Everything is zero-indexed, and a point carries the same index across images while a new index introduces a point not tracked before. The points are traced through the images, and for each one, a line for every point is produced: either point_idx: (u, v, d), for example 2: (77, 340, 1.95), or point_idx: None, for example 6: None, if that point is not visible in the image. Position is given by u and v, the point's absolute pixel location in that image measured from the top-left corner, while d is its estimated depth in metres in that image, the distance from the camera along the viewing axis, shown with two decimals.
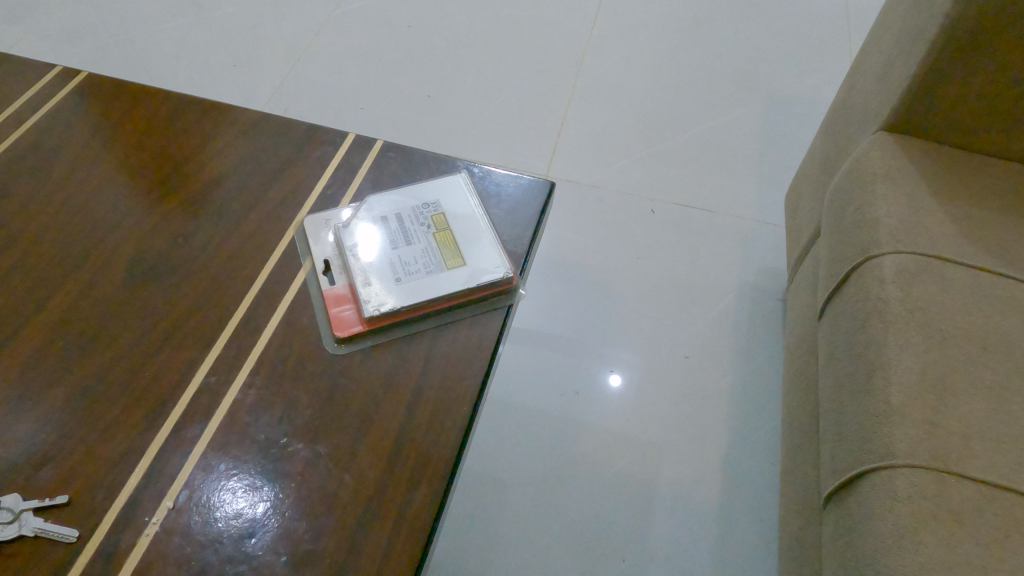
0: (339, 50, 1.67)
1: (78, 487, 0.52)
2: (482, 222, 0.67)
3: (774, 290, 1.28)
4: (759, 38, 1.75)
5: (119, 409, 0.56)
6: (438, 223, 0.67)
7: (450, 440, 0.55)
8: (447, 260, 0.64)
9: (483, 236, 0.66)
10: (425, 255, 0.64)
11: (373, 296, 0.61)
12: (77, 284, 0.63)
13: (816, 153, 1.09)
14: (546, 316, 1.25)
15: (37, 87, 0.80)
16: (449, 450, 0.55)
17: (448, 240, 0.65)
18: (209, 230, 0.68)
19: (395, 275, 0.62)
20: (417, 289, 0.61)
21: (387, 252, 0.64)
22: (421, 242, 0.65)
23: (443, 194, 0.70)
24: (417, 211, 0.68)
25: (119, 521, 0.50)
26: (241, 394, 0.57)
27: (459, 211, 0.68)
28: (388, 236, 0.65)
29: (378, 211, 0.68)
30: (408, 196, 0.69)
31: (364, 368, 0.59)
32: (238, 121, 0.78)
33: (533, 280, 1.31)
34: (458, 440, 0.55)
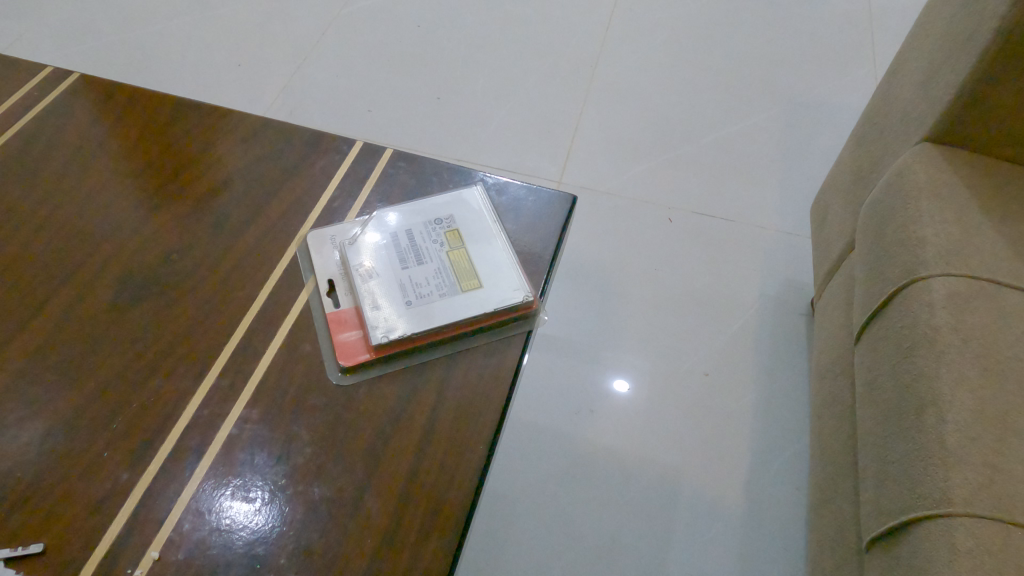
0: (346, 50, 1.62)
1: (54, 532, 0.47)
2: (499, 238, 0.62)
3: (797, 305, 1.23)
4: (779, 40, 1.69)
5: (102, 445, 0.51)
6: (451, 239, 0.62)
7: (465, 483, 0.50)
8: (461, 281, 0.58)
9: (501, 255, 0.61)
10: (438, 275, 0.59)
11: (380, 321, 0.56)
12: (61, 306, 0.58)
13: (847, 162, 1.03)
14: (561, 330, 1.19)
15: (26, 89, 0.76)
16: (464, 495, 0.50)
17: (463, 259, 0.60)
18: (205, 245, 0.63)
19: (405, 298, 0.57)
20: (428, 314, 0.56)
21: (396, 272, 0.59)
22: (434, 261, 0.60)
23: (457, 208, 0.65)
24: (429, 227, 0.63)
25: (98, 571, 0.46)
26: (236, 429, 0.52)
27: (475, 227, 0.63)
28: (397, 255, 0.60)
29: (387, 226, 0.63)
30: (420, 211, 0.64)
31: (370, 400, 0.54)
32: (240, 126, 0.74)
33: (552, 292, 1.26)
34: (474, 483, 0.50)
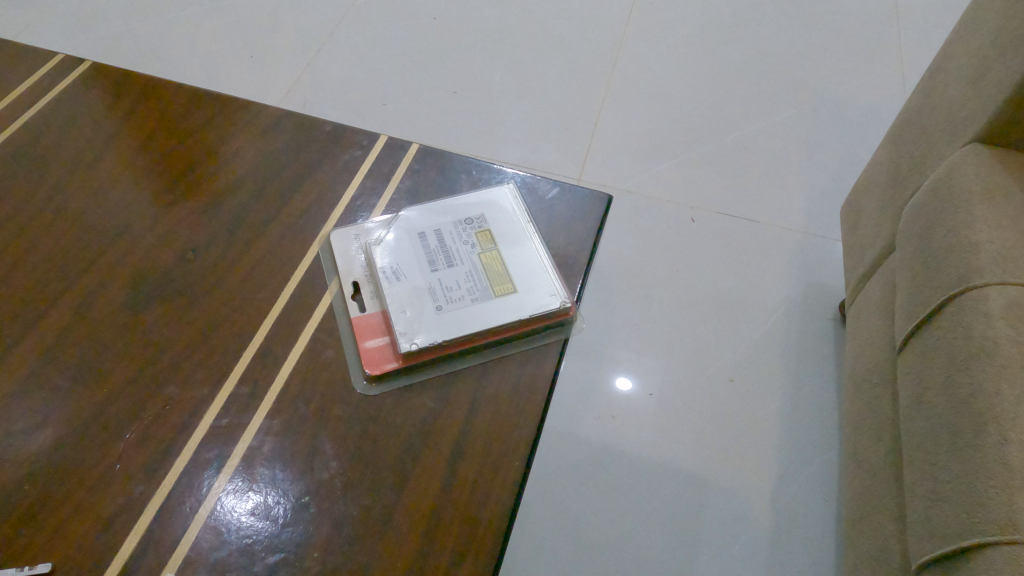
0: (360, 42, 1.59)
1: (65, 548, 0.44)
2: (533, 240, 0.59)
3: (824, 310, 1.19)
4: (804, 37, 1.65)
5: (113, 457, 0.48)
6: (483, 240, 0.59)
7: (501, 503, 0.47)
8: (494, 285, 0.56)
9: (536, 257, 0.58)
10: (469, 279, 0.56)
11: (409, 328, 0.54)
12: (71, 306, 0.55)
13: (883, 163, 1.00)
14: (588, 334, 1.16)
15: (35, 77, 0.73)
16: (499, 516, 0.46)
17: (495, 261, 0.57)
18: (222, 243, 0.60)
19: (434, 303, 0.55)
20: (459, 320, 0.54)
21: (426, 275, 0.56)
22: (465, 264, 0.57)
23: (488, 207, 0.62)
24: (459, 226, 0.60)
25: None
26: (256, 442, 0.49)
27: (508, 227, 0.60)
28: (426, 256, 0.58)
29: (415, 225, 0.60)
30: (449, 209, 0.62)
31: (398, 412, 0.51)
32: (257, 120, 0.71)
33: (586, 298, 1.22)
34: (510, 503, 0.47)
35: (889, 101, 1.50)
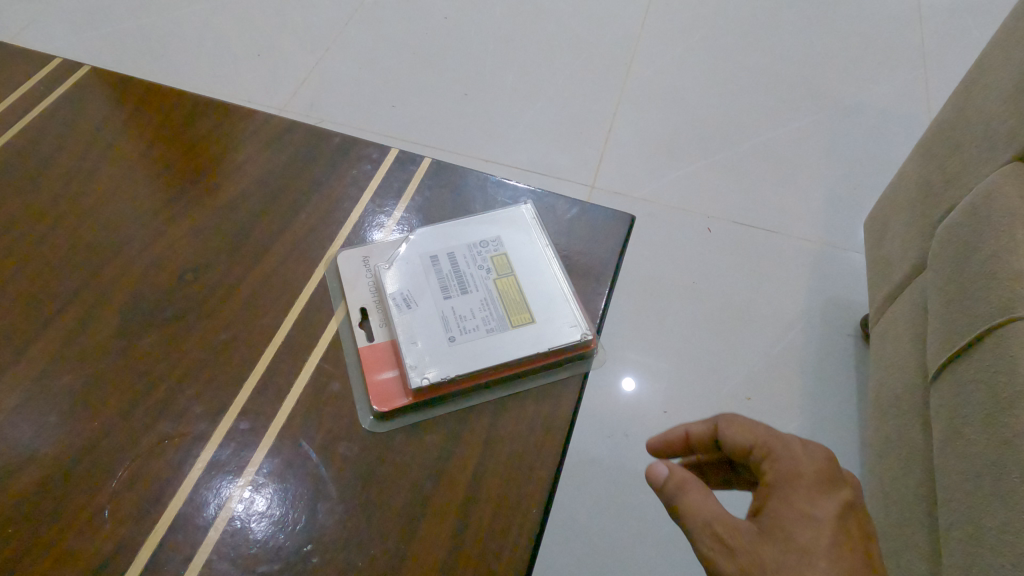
0: (369, 41, 1.55)
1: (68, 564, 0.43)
2: (550, 266, 0.58)
3: (844, 325, 1.16)
4: (823, 40, 1.60)
5: (104, 497, 0.45)
6: (499, 265, 0.57)
7: (517, 554, 0.45)
8: (511, 315, 0.54)
9: (555, 284, 0.56)
10: (485, 306, 0.54)
11: (420, 361, 0.51)
12: (62, 331, 0.52)
13: (911, 177, 0.96)
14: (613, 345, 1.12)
15: (33, 81, 0.70)
16: (515, 569, 0.44)
17: (512, 288, 0.55)
18: (224, 264, 0.57)
19: (448, 333, 0.52)
20: (474, 352, 0.52)
21: (438, 302, 0.54)
22: (481, 291, 0.55)
23: (504, 230, 0.60)
24: (474, 251, 0.58)
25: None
26: (257, 482, 0.47)
27: (525, 252, 0.58)
28: (438, 281, 0.56)
29: (427, 248, 0.58)
30: (462, 231, 0.60)
31: (407, 452, 0.48)
32: (263, 131, 0.68)
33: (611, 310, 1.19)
34: (527, 555, 0.45)
35: (912, 108, 1.45)
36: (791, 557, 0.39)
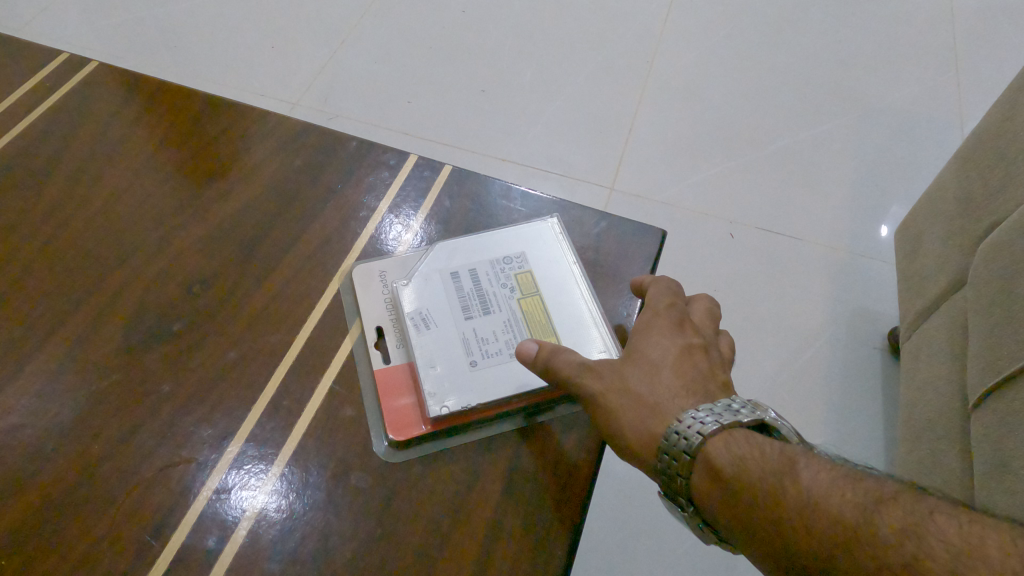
0: (385, 34, 1.52)
1: None
2: (577, 286, 0.55)
3: (870, 338, 1.12)
4: (852, 40, 1.56)
5: (103, 526, 0.43)
6: (523, 283, 0.55)
7: None
8: (535, 338, 0.51)
9: (583, 305, 0.54)
10: (508, 329, 0.52)
11: (439, 388, 0.48)
12: (65, 346, 0.50)
13: (949, 187, 0.91)
14: None
15: (40, 78, 0.67)
16: None
17: (536, 309, 0.53)
18: (234, 277, 0.54)
19: (469, 357, 0.50)
20: (497, 379, 0.49)
21: (459, 324, 0.52)
22: (504, 312, 0.52)
23: (529, 245, 0.57)
24: (497, 267, 0.55)
25: None
26: (265, 513, 0.44)
27: (551, 269, 0.56)
28: (459, 301, 0.53)
29: (447, 263, 0.56)
30: (484, 246, 0.57)
31: (424, 483, 0.46)
32: (276, 133, 0.65)
33: None
34: None
35: (943, 111, 1.40)
36: (646, 374, 0.47)
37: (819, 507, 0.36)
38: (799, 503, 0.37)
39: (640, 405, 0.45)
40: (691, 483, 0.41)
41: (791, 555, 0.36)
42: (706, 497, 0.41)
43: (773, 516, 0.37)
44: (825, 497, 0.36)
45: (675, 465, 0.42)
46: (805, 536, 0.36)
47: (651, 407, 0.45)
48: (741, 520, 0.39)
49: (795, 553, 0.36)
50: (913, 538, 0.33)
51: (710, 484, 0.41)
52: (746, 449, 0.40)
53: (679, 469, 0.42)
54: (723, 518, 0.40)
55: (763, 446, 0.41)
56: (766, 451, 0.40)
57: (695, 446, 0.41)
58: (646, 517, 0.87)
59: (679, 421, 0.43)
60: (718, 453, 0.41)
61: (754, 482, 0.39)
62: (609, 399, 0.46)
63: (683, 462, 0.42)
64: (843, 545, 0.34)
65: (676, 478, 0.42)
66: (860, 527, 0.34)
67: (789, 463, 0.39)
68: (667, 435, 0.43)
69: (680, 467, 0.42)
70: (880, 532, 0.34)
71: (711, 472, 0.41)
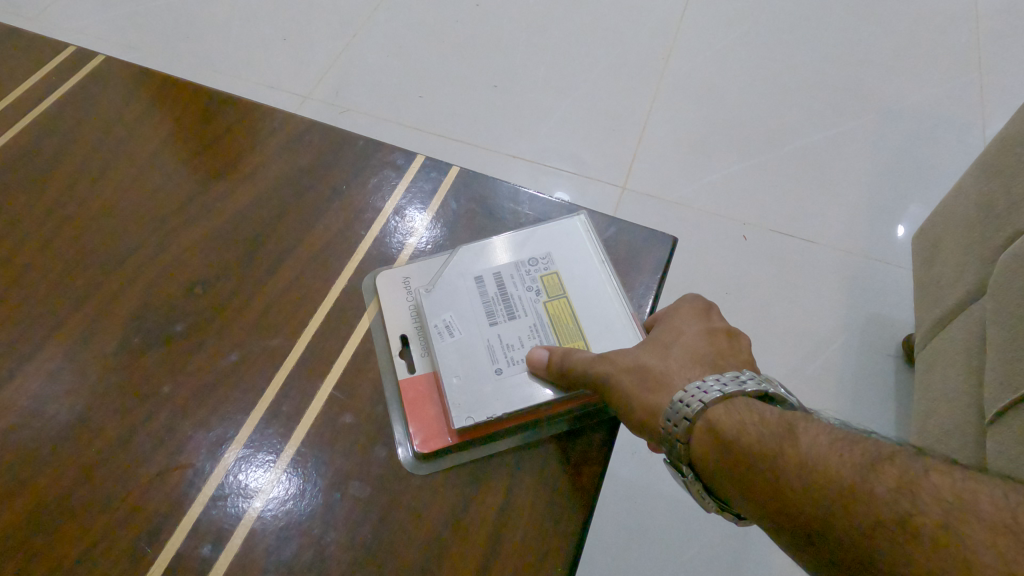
0: (398, 28, 1.51)
1: None
2: (604, 285, 0.53)
3: (885, 346, 1.10)
4: (872, 39, 1.52)
5: (98, 532, 0.42)
6: (549, 285, 0.53)
7: None
8: (564, 343, 0.50)
9: (612, 305, 0.52)
10: (534, 334, 0.51)
11: (463, 398, 0.47)
12: (66, 345, 0.50)
13: (970, 193, 0.89)
14: None
15: (46, 71, 0.67)
16: None
17: (564, 312, 0.52)
18: (237, 277, 0.54)
19: (495, 364, 0.49)
20: (523, 387, 0.48)
21: (484, 330, 0.51)
22: (530, 317, 0.51)
23: (555, 245, 0.56)
24: (521, 269, 0.54)
25: None
26: (262, 522, 0.44)
27: (578, 270, 0.54)
28: (483, 306, 0.52)
29: (471, 267, 0.55)
30: (508, 247, 0.56)
31: (423, 493, 0.45)
32: (281, 131, 0.64)
33: None
34: None
35: (964, 112, 1.37)
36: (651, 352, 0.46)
37: (817, 468, 0.35)
38: (797, 462, 0.36)
39: (645, 376, 0.45)
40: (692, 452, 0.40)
41: (784, 513, 0.35)
42: (708, 466, 0.40)
43: (770, 480, 0.36)
44: (825, 460, 0.35)
45: (674, 429, 0.41)
46: (803, 500, 0.35)
47: (659, 378, 0.44)
48: (744, 487, 0.38)
49: (789, 515, 0.35)
50: (908, 498, 0.32)
51: (712, 449, 0.39)
52: (747, 416, 0.39)
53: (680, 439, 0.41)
54: (724, 484, 0.39)
55: (764, 411, 0.39)
56: (769, 416, 0.39)
57: (696, 412, 0.40)
58: (651, 524, 0.86)
59: (680, 393, 0.42)
60: (723, 422, 0.39)
61: (755, 447, 0.38)
62: (617, 379, 0.45)
63: (683, 427, 0.40)
64: (836, 506, 0.33)
65: (677, 447, 0.41)
66: (854, 487, 0.33)
67: (789, 427, 0.38)
68: (672, 402, 0.42)
69: (680, 431, 0.41)
70: (875, 491, 0.32)
71: (711, 439, 0.39)
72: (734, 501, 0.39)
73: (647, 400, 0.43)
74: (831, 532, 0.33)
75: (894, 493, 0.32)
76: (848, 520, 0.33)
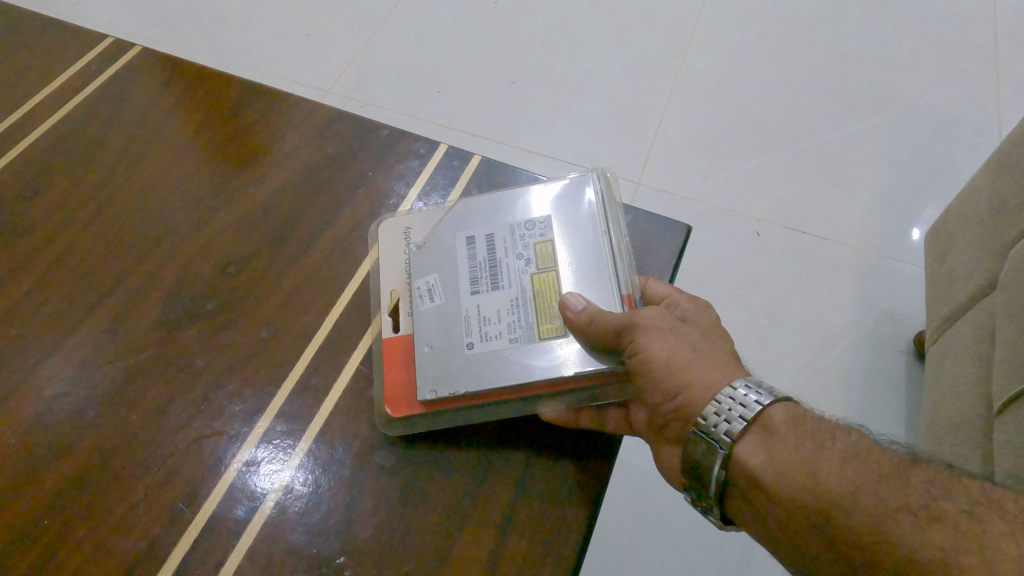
0: (417, 23, 1.53)
1: (101, 557, 0.43)
2: (598, 261, 0.50)
3: (897, 342, 1.11)
4: (889, 38, 1.52)
5: (139, 494, 0.45)
6: (541, 254, 0.51)
7: (559, 564, 0.44)
8: (541, 322, 0.49)
9: (605, 282, 0.49)
10: (512, 309, 0.50)
11: (430, 369, 0.48)
12: (106, 320, 0.52)
13: (982, 192, 0.90)
14: None
15: (85, 59, 0.69)
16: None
17: (550, 286, 0.50)
18: (266, 258, 0.56)
19: (467, 338, 0.49)
20: (487, 364, 0.47)
21: (464, 298, 0.51)
22: (514, 290, 0.50)
23: (556, 208, 0.53)
24: (516, 234, 0.53)
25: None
26: (291, 488, 0.46)
27: (575, 238, 0.51)
28: (469, 272, 0.52)
29: (467, 226, 0.54)
30: (509, 207, 0.54)
31: (444, 465, 0.47)
32: (310, 121, 0.66)
33: None
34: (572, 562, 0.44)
35: (982, 112, 1.37)
36: (681, 330, 0.49)
37: (864, 462, 0.40)
38: (846, 455, 0.40)
39: (698, 363, 0.47)
40: (736, 437, 0.43)
41: (821, 494, 0.39)
42: (742, 451, 0.43)
43: (818, 464, 0.40)
44: (869, 456, 0.40)
45: (742, 413, 0.43)
46: (842, 484, 0.39)
47: (713, 367, 0.47)
48: (779, 469, 0.41)
49: (819, 498, 0.39)
50: (939, 490, 0.38)
51: (765, 437, 0.43)
52: (806, 419, 0.43)
53: (729, 426, 0.43)
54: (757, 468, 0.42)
55: (821, 419, 0.44)
56: (820, 422, 0.43)
57: (766, 402, 0.43)
58: (662, 509, 0.88)
59: (733, 388, 0.44)
60: (778, 419, 0.43)
61: (813, 439, 0.42)
62: (678, 354, 0.46)
63: (752, 413, 0.43)
64: (868, 493, 0.38)
65: (718, 431, 0.43)
66: (893, 477, 0.38)
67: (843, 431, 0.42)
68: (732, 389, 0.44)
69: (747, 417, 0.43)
70: (910, 481, 0.38)
71: (771, 429, 0.43)
72: (753, 483, 0.42)
73: (701, 381, 0.46)
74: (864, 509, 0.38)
75: (927, 483, 0.38)
76: (878, 504, 0.37)
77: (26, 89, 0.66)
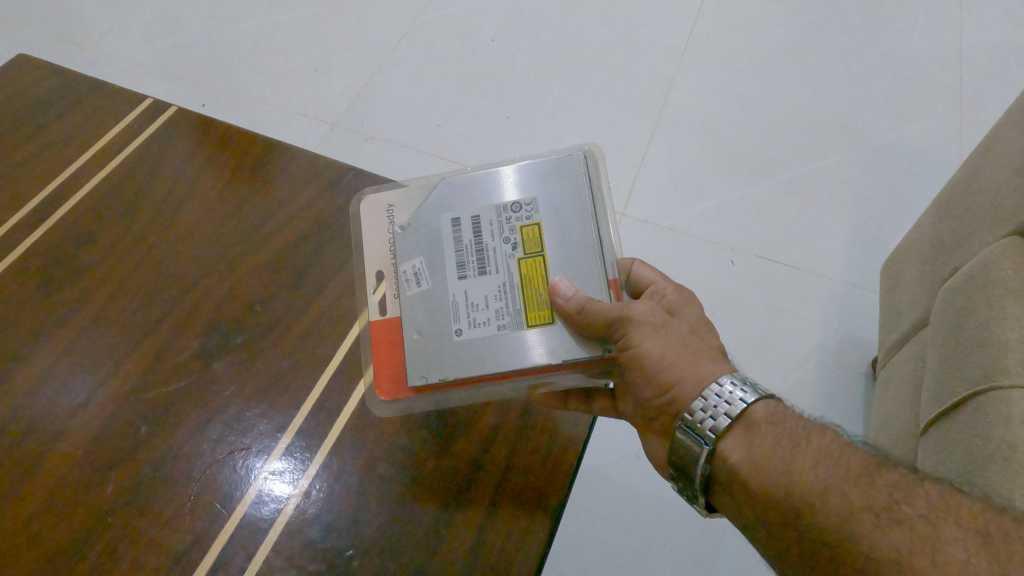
0: (419, 60, 1.64)
1: (156, 546, 0.54)
2: (584, 247, 0.60)
3: (858, 363, 1.21)
4: (861, 77, 1.63)
5: (186, 495, 0.56)
6: (526, 238, 0.61)
7: (531, 554, 0.57)
8: (529, 310, 0.59)
9: (587, 270, 0.60)
10: (501, 292, 0.60)
11: (420, 358, 0.59)
12: (153, 350, 0.63)
13: (925, 233, 1.00)
14: None
15: (128, 118, 0.80)
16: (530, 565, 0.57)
17: (534, 268, 0.60)
18: (286, 297, 0.67)
19: (456, 324, 0.59)
20: (473, 348, 0.58)
21: (453, 283, 0.61)
22: (501, 275, 0.60)
23: (541, 192, 0.63)
24: (502, 216, 0.62)
25: (213, 562, 0.54)
26: (309, 493, 0.58)
27: (556, 227, 0.61)
28: (458, 256, 0.62)
29: (452, 208, 0.63)
30: (492, 192, 0.63)
31: (437, 475, 0.60)
32: (324, 174, 0.77)
33: None
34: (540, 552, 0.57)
35: (943, 150, 1.48)
36: (669, 326, 0.59)
37: (837, 465, 0.48)
38: (819, 454, 0.50)
39: (686, 354, 0.57)
40: (719, 432, 0.53)
41: (796, 485, 0.48)
42: (728, 447, 0.53)
43: (793, 461, 0.50)
44: (844, 459, 0.49)
45: (729, 412, 0.53)
46: (816, 479, 0.48)
47: (699, 359, 0.57)
48: (758, 464, 0.51)
49: (792, 488, 0.49)
50: (900, 493, 0.46)
51: (746, 432, 0.53)
52: (785, 416, 0.53)
53: (715, 423, 0.53)
54: (740, 461, 0.52)
55: (802, 419, 0.53)
56: (792, 418, 0.53)
57: (750, 400, 0.53)
58: None
59: (721, 385, 0.54)
60: (759, 416, 0.53)
61: (785, 437, 0.51)
62: (669, 349, 0.56)
63: (740, 412, 0.53)
64: (838, 488, 0.47)
65: (704, 425, 0.53)
66: (863, 477, 0.47)
67: (818, 432, 0.52)
68: (711, 390, 0.54)
69: (734, 415, 0.53)
70: (875, 482, 0.47)
71: (752, 426, 0.53)
72: (733, 472, 0.52)
73: (687, 371, 0.56)
74: (833, 502, 0.46)
75: (891, 486, 0.46)
76: (844, 500, 0.46)
77: (77, 145, 0.76)
